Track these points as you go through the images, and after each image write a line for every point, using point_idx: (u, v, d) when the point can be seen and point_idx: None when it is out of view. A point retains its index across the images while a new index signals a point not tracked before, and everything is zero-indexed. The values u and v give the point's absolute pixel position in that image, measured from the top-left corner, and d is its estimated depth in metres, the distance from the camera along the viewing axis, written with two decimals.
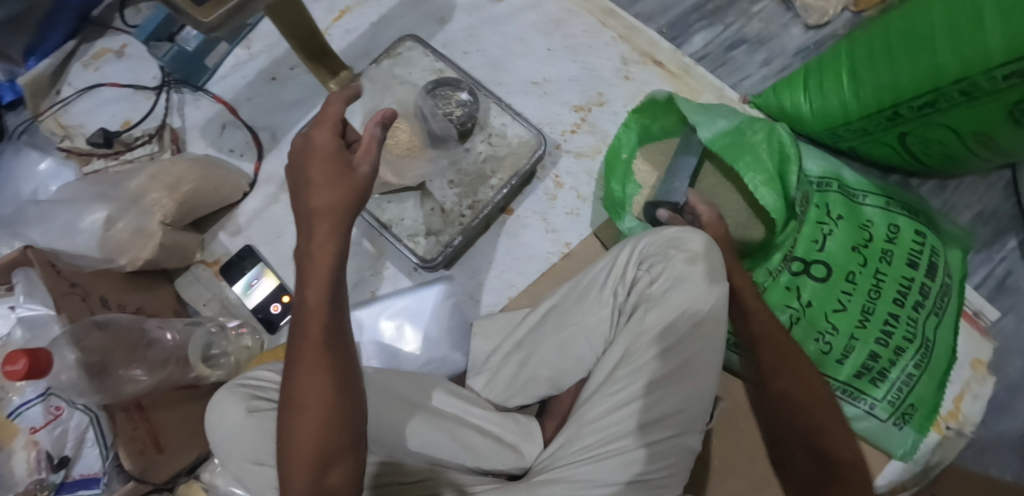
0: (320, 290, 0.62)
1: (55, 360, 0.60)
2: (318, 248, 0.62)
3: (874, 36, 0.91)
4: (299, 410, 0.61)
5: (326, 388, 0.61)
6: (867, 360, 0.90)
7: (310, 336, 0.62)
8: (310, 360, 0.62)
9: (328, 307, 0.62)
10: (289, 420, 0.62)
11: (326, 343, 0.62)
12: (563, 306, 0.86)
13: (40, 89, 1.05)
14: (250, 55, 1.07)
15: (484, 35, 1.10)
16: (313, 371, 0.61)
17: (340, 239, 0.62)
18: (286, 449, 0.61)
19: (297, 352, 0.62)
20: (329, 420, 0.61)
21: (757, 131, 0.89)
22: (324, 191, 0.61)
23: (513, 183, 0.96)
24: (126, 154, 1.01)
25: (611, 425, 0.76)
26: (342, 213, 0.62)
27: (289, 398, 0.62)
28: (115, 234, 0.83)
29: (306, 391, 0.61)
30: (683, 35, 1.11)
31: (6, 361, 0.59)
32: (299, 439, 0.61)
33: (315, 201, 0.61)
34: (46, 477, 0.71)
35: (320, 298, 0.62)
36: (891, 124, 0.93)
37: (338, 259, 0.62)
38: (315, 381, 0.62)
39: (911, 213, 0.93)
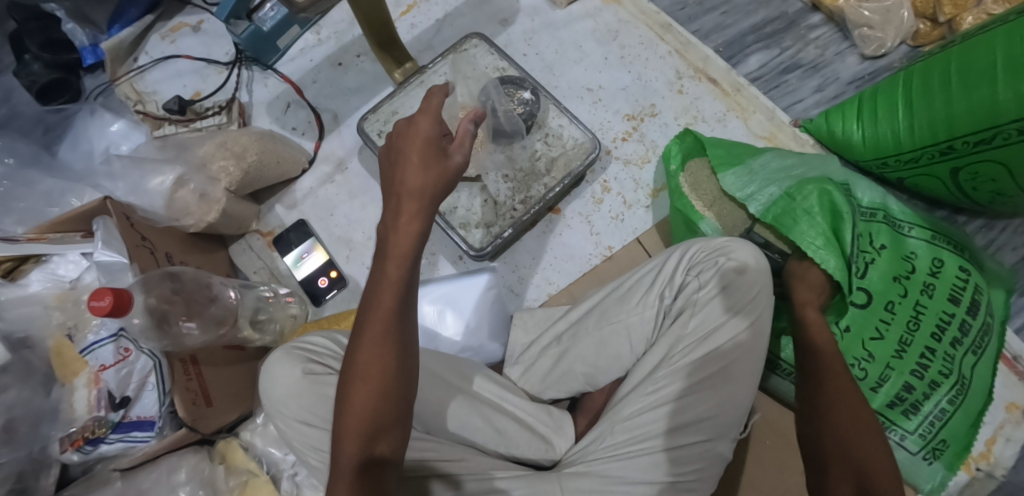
0: (399, 265, 0.65)
1: (135, 300, 0.65)
2: (402, 225, 0.65)
3: (932, 69, 0.92)
4: (360, 378, 0.64)
5: (386, 359, 0.64)
6: (901, 390, 0.90)
7: (381, 309, 0.64)
8: (377, 331, 0.64)
9: (403, 284, 0.65)
10: (348, 386, 0.64)
11: (394, 318, 0.64)
12: (606, 306, 0.88)
13: (119, 55, 1.10)
14: (319, 40, 1.12)
15: (544, 39, 1.13)
16: (376, 342, 0.64)
17: (424, 219, 0.65)
18: (342, 416, 0.64)
19: (365, 322, 0.65)
20: (386, 390, 0.64)
21: (807, 195, 0.89)
22: (418, 172, 0.65)
23: (565, 183, 0.98)
24: (196, 123, 1.02)
25: (644, 425, 0.78)
26: (430, 197, 0.66)
27: (351, 365, 0.64)
28: (181, 195, 0.87)
29: (368, 360, 0.64)
30: (738, 55, 1.13)
31: (93, 297, 0.64)
32: (355, 406, 0.64)
33: (408, 180, 0.65)
34: (105, 415, 0.76)
35: (397, 274, 0.65)
36: (944, 158, 0.94)
37: (420, 239, 0.65)
38: (379, 352, 0.64)
39: (956, 249, 0.94)
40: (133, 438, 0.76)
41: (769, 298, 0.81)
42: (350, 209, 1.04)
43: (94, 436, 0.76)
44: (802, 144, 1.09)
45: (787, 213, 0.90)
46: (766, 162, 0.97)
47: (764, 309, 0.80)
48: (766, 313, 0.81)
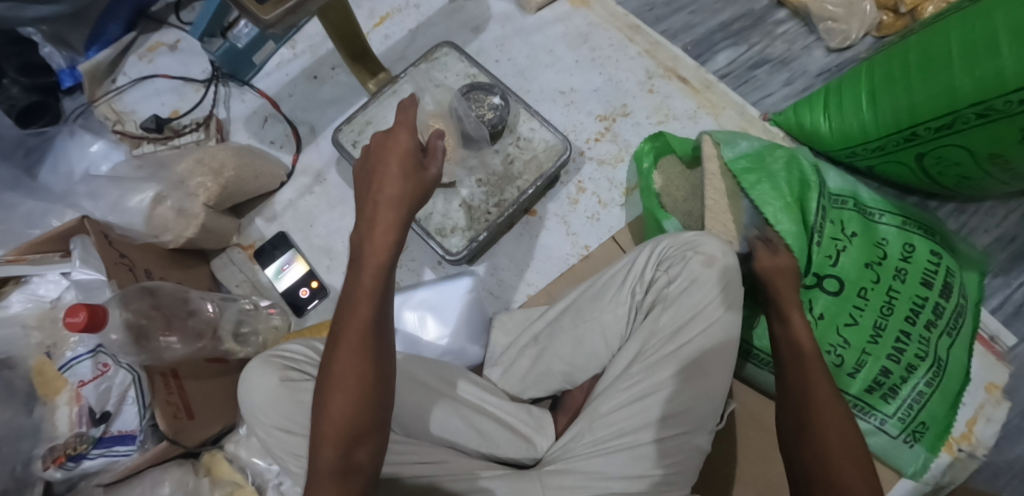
0: (373, 276, 0.67)
1: (109, 315, 0.67)
2: (378, 235, 0.67)
3: (894, 58, 0.94)
4: (337, 387, 0.65)
5: (362, 367, 0.66)
6: (878, 375, 0.91)
7: (356, 319, 0.66)
8: (354, 339, 0.66)
9: (379, 294, 0.67)
10: (325, 394, 0.66)
11: (369, 326, 0.66)
12: (581, 304, 0.89)
13: (97, 76, 1.11)
14: (295, 54, 1.14)
15: (516, 45, 1.15)
16: (351, 351, 0.66)
17: (400, 229, 0.68)
18: (319, 424, 0.65)
19: (341, 332, 0.66)
20: (363, 398, 0.65)
21: (777, 158, 0.97)
22: (395, 183, 0.68)
23: (538, 185, 0.99)
24: (174, 140, 1.06)
25: (621, 420, 0.79)
26: (406, 207, 0.68)
27: (328, 375, 0.66)
28: (159, 212, 0.89)
29: (344, 370, 0.65)
30: (707, 53, 1.15)
31: (68, 313, 0.65)
32: (333, 414, 0.65)
33: (385, 189, 0.68)
34: (86, 431, 0.76)
35: (372, 284, 0.67)
36: (908, 145, 0.96)
37: (395, 250, 0.67)
38: (356, 360, 0.66)
39: (926, 234, 0.96)
40: (115, 453, 0.77)
41: (738, 290, 0.82)
42: (330, 219, 1.06)
43: (76, 452, 0.76)
44: (773, 138, 1.11)
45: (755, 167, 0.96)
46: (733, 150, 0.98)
47: (739, 301, 0.81)
48: (737, 310, 0.81)
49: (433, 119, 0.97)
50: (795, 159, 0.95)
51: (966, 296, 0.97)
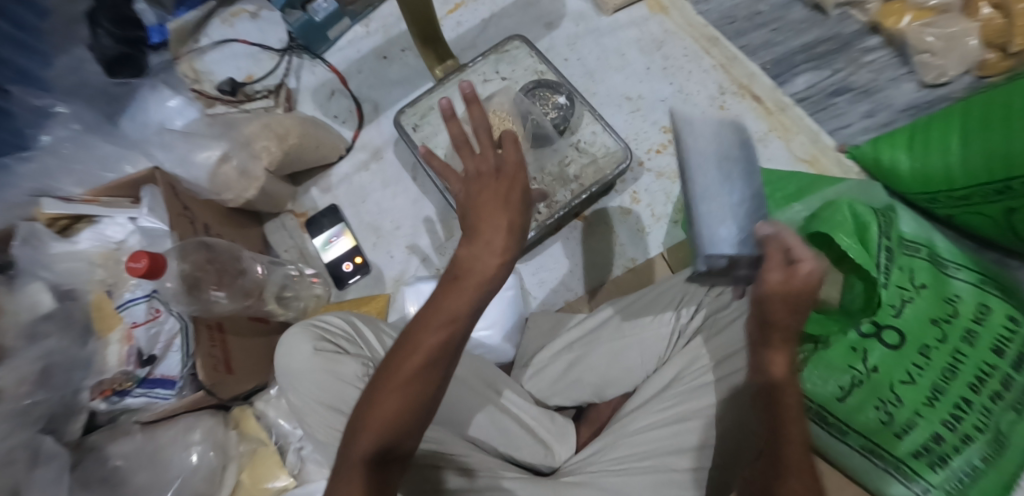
0: (469, 292, 0.62)
1: (167, 265, 0.73)
2: (482, 255, 0.63)
3: (993, 103, 0.91)
4: (391, 382, 0.62)
5: (418, 374, 0.61)
6: (929, 440, 0.90)
7: (430, 324, 0.62)
8: (432, 338, 0.62)
9: (469, 309, 0.62)
10: (379, 386, 0.62)
11: (445, 340, 0.62)
12: (624, 316, 0.89)
13: (183, 36, 1.15)
14: (367, 32, 1.12)
15: (587, 45, 1.10)
16: (424, 351, 0.61)
17: (504, 260, 0.63)
18: (366, 411, 0.62)
19: (416, 328, 0.63)
20: (421, 390, 0.61)
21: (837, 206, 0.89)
22: (501, 211, 0.64)
23: (593, 191, 0.97)
24: (246, 105, 1.07)
25: (648, 443, 0.80)
26: (511, 234, 0.64)
27: (387, 366, 0.62)
28: (224, 170, 0.93)
29: (404, 368, 0.62)
30: (787, 74, 1.09)
31: (132, 259, 0.72)
32: (378, 409, 0.61)
33: (493, 215, 0.64)
34: (133, 370, 0.82)
35: (463, 299, 0.62)
36: (998, 198, 0.91)
37: (499, 274, 0.63)
38: (417, 363, 0.61)
39: (1004, 297, 0.94)
40: (155, 395, 0.82)
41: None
42: (380, 198, 1.06)
43: (121, 387, 0.83)
44: (847, 170, 1.06)
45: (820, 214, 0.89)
46: (796, 209, 0.97)
47: None
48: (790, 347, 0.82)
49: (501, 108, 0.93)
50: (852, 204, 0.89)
51: None
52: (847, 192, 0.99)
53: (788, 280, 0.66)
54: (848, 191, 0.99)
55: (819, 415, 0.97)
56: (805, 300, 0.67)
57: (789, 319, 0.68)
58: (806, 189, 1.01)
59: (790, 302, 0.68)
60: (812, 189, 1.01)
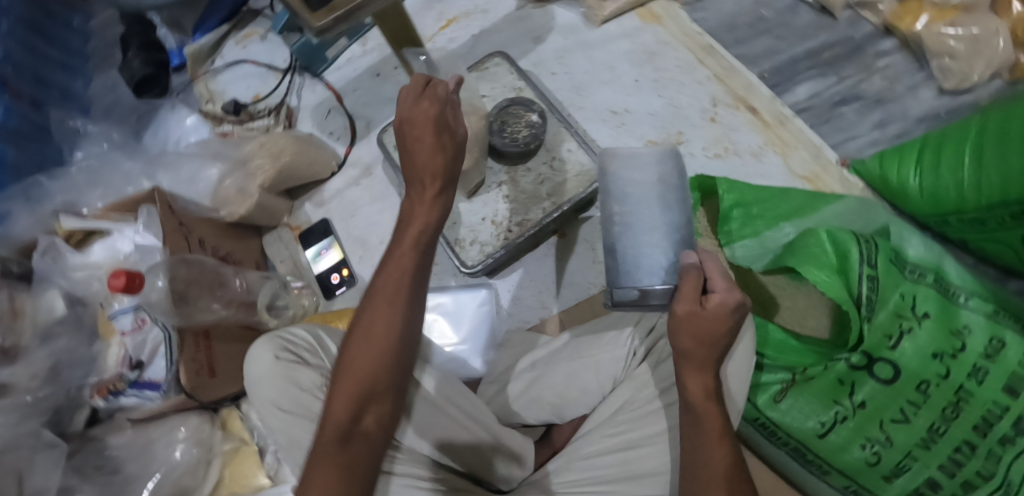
0: (414, 237, 0.70)
1: (143, 283, 0.79)
2: (422, 206, 0.71)
3: (1014, 114, 0.80)
4: (361, 340, 0.68)
5: (385, 326, 0.69)
6: (923, 485, 0.83)
7: (390, 278, 0.70)
8: (383, 309, 0.69)
9: (416, 252, 0.70)
10: (349, 346, 0.69)
11: (401, 286, 0.70)
12: (582, 338, 0.88)
13: (199, 58, 1.20)
14: (365, 51, 1.19)
15: (577, 58, 1.09)
16: (378, 326, 0.69)
17: (439, 206, 0.71)
18: (340, 369, 0.68)
19: (376, 284, 0.70)
20: (385, 340, 0.68)
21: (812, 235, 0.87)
22: (432, 158, 0.69)
23: (564, 210, 0.95)
24: (249, 123, 1.14)
25: (597, 469, 0.78)
26: (445, 177, 0.71)
27: (356, 328, 0.69)
28: (223, 188, 1.00)
29: (374, 323, 0.69)
30: (787, 82, 1.03)
31: (113, 275, 0.78)
32: (353, 367, 0.68)
33: (424, 164, 0.70)
34: (126, 373, 0.89)
35: (411, 243, 0.70)
36: (1015, 222, 0.81)
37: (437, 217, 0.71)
38: (383, 316, 0.69)
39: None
40: (144, 396, 0.90)
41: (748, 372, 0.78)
42: (369, 213, 1.12)
43: (116, 388, 0.90)
44: (849, 188, 0.98)
45: (797, 247, 0.87)
46: (782, 234, 0.93)
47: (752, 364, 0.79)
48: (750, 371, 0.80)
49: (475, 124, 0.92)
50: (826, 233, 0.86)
51: None
52: (841, 218, 0.93)
53: (697, 312, 0.69)
54: (841, 217, 0.93)
55: (799, 451, 0.89)
56: (718, 334, 0.69)
57: (703, 350, 0.69)
58: (800, 209, 0.94)
59: (702, 335, 0.69)
60: (806, 211, 0.94)
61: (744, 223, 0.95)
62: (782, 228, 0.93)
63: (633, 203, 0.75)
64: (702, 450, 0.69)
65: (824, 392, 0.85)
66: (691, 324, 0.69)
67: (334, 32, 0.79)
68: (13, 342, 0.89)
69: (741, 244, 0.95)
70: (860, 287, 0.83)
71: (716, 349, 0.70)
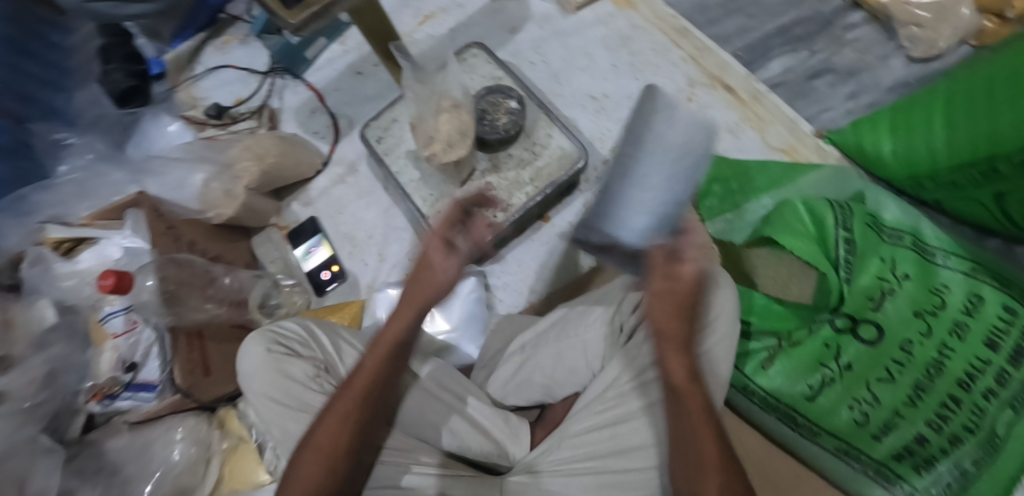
0: (376, 359, 0.79)
1: (132, 283, 0.80)
2: (400, 324, 0.81)
3: (978, 76, 0.82)
4: (313, 449, 0.75)
5: (340, 430, 0.76)
6: (911, 442, 0.84)
7: (351, 389, 0.77)
8: (334, 422, 0.76)
9: (374, 371, 0.78)
10: (301, 453, 0.76)
11: (363, 394, 0.77)
12: (569, 318, 0.89)
13: (180, 65, 1.23)
14: (344, 50, 1.20)
15: (552, 47, 1.11)
16: (328, 436, 0.75)
17: (416, 330, 0.81)
18: (292, 474, 0.75)
19: (337, 396, 0.78)
20: (339, 451, 0.75)
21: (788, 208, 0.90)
22: (404, 320, 0.80)
23: (548, 192, 0.98)
24: (232, 127, 1.16)
25: (588, 444, 0.80)
26: (429, 306, 0.81)
27: (310, 436, 0.76)
28: (209, 191, 1.01)
29: (325, 429, 0.76)
30: (761, 59, 1.05)
31: (101, 277, 0.79)
32: (305, 468, 0.75)
33: (414, 298, 0.81)
34: (119, 376, 0.90)
35: (373, 364, 0.79)
36: (988, 182, 0.83)
37: (404, 343, 0.80)
38: (334, 429, 0.76)
39: (1000, 286, 0.86)
40: (140, 398, 0.91)
41: (731, 345, 0.78)
42: (356, 209, 1.13)
43: (111, 391, 0.91)
44: (825, 157, 1.00)
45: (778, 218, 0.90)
46: (762, 207, 0.96)
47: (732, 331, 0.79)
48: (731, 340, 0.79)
49: (450, 108, 0.93)
50: (795, 205, 0.90)
51: None
52: (815, 189, 0.96)
53: (667, 289, 0.73)
54: (814, 187, 0.96)
55: (788, 416, 0.90)
56: (687, 305, 0.73)
57: (677, 326, 0.72)
58: (783, 180, 0.97)
59: (676, 310, 0.72)
60: (788, 180, 0.97)
61: (719, 201, 1.00)
62: (759, 201, 0.97)
63: (642, 162, 0.88)
64: (687, 429, 0.69)
65: (809, 357, 0.87)
66: (666, 308, 0.73)
67: (310, 28, 0.79)
68: (7, 352, 0.91)
69: (721, 218, 0.99)
70: (835, 250, 0.87)
71: (689, 326, 0.73)
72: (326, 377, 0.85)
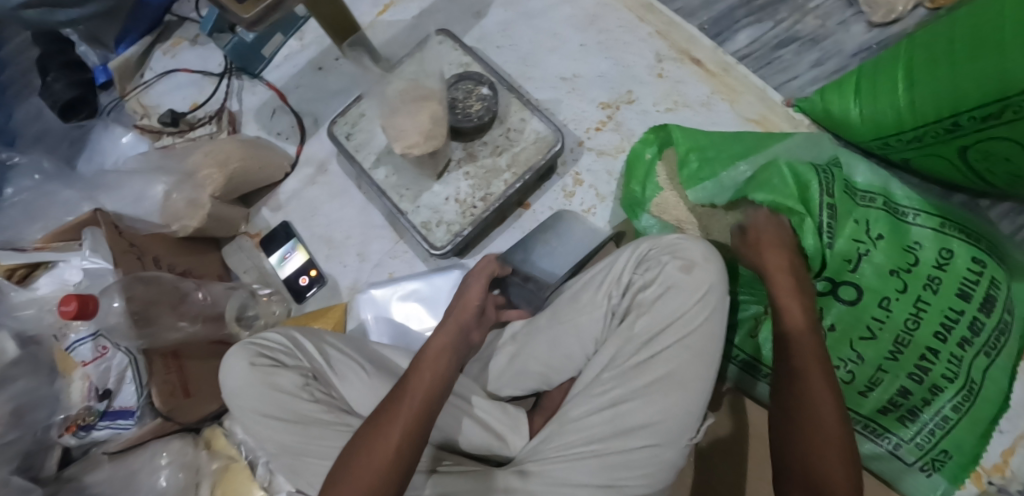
0: (429, 368, 0.77)
1: (98, 305, 0.73)
2: (440, 342, 0.80)
3: (937, 36, 0.84)
4: (368, 450, 0.70)
5: (398, 432, 0.71)
6: (895, 395, 0.87)
7: (406, 396, 0.74)
8: (390, 425, 0.71)
9: (431, 380, 0.75)
10: (352, 459, 0.70)
11: (421, 400, 0.74)
12: (560, 304, 0.89)
13: (126, 72, 1.15)
14: (302, 46, 1.16)
15: (521, 29, 1.10)
16: (382, 437, 0.71)
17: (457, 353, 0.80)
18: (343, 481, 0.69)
19: (391, 404, 0.74)
20: (396, 453, 0.70)
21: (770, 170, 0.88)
22: (443, 340, 0.80)
23: (526, 178, 0.96)
24: (190, 133, 1.11)
25: (589, 427, 0.79)
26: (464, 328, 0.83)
27: (361, 440, 0.71)
28: (171, 204, 0.96)
29: (380, 435, 0.71)
30: (726, 31, 1.06)
31: (62, 302, 0.72)
32: (359, 473, 0.69)
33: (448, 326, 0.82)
34: (93, 405, 0.84)
35: (426, 374, 0.76)
36: (949, 136, 0.85)
37: (452, 355, 0.79)
38: (391, 431, 0.71)
39: (968, 238, 0.88)
40: (118, 426, 0.85)
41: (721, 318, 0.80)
42: (330, 210, 1.09)
43: (86, 423, 0.85)
44: (796, 126, 1.02)
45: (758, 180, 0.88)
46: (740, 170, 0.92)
47: (722, 304, 0.80)
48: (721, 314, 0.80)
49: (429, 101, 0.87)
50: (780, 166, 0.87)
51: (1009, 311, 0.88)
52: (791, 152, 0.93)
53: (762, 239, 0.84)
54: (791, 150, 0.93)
55: None
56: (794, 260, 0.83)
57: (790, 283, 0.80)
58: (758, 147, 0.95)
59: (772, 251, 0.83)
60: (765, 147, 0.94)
61: (701, 166, 0.95)
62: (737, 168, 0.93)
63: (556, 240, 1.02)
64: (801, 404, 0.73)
65: None
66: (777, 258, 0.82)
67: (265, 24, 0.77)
68: None
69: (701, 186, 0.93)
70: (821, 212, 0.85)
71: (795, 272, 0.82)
72: (315, 384, 0.80)
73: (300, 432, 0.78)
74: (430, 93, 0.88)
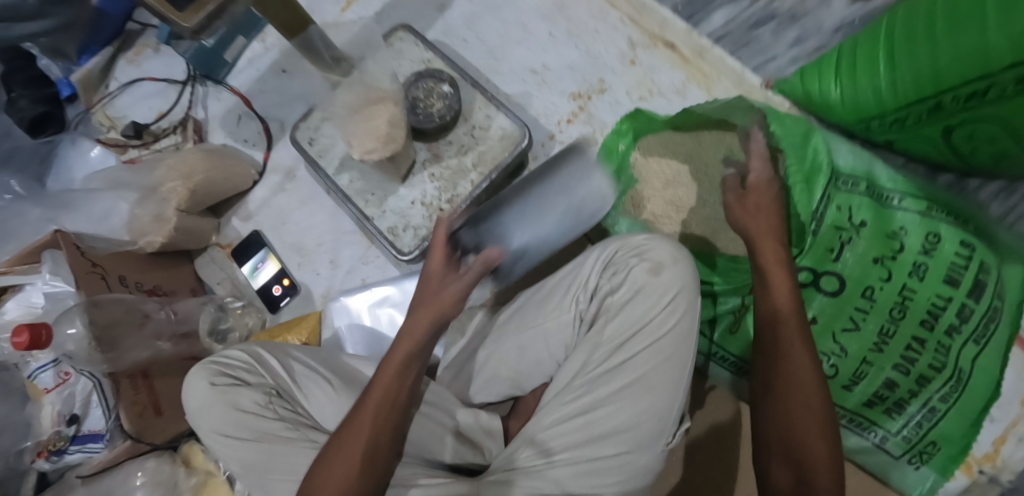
0: (393, 369, 0.71)
1: (49, 334, 0.72)
2: (407, 337, 0.73)
3: (916, 12, 0.78)
4: (332, 464, 0.68)
5: (362, 445, 0.68)
6: (880, 388, 0.83)
7: (370, 402, 0.70)
8: (356, 437, 0.68)
9: (396, 381, 0.71)
10: (319, 473, 0.68)
11: (388, 406, 0.70)
12: (528, 308, 0.86)
13: (91, 85, 1.15)
14: (265, 48, 1.13)
15: (486, 21, 1.06)
16: (347, 451, 0.68)
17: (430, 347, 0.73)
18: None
19: (356, 412, 0.70)
20: (364, 465, 0.67)
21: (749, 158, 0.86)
22: (413, 332, 0.73)
23: (493, 178, 0.93)
24: (154, 145, 1.10)
25: (561, 435, 0.76)
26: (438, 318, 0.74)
27: (327, 453, 0.69)
28: (138, 216, 0.93)
29: (344, 450, 0.68)
30: (701, 12, 1.00)
31: (14, 333, 0.71)
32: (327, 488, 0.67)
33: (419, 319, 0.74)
34: (62, 429, 0.86)
35: (389, 376, 0.71)
36: (933, 117, 0.80)
37: (423, 349, 0.73)
38: (356, 444, 0.68)
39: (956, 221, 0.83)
40: (89, 449, 0.86)
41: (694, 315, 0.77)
42: (300, 216, 1.08)
43: (57, 447, 0.86)
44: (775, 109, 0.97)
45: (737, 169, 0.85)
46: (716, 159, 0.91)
47: (692, 308, 0.78)
48: (692, 318, 0.77)
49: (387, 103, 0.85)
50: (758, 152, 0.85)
51: (1002, 296, 0.81)
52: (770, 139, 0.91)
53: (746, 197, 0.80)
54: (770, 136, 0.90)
55: None
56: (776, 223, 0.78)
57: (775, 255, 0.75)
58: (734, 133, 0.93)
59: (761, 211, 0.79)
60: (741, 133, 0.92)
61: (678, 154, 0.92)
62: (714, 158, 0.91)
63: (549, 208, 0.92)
64: (783, 387, 0.69)
65: None
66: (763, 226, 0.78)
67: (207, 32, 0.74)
68: None
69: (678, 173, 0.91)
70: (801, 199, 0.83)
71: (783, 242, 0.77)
72: (278, 400, 0.79)
73: (264, 450, 0.77)
74: (386, 95, 0.85)
